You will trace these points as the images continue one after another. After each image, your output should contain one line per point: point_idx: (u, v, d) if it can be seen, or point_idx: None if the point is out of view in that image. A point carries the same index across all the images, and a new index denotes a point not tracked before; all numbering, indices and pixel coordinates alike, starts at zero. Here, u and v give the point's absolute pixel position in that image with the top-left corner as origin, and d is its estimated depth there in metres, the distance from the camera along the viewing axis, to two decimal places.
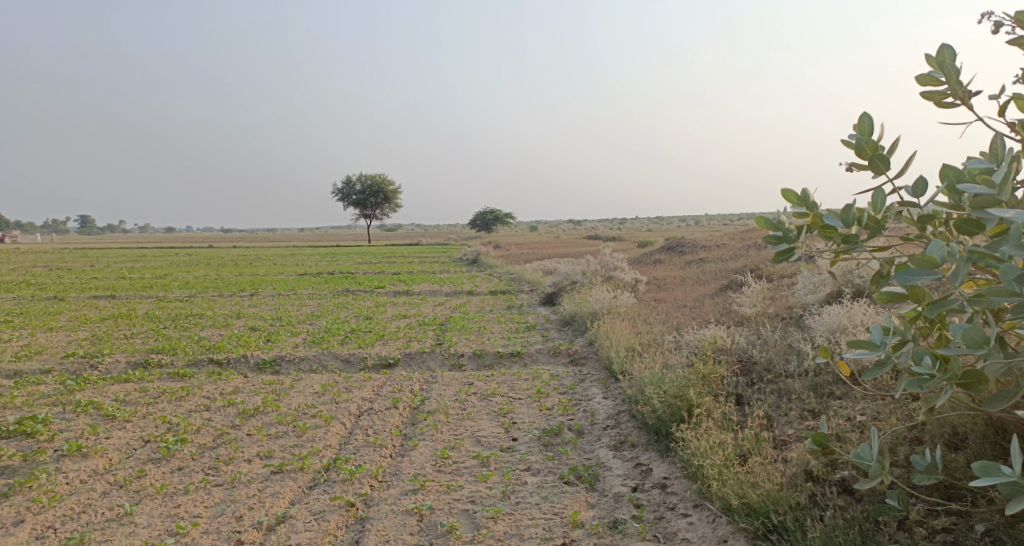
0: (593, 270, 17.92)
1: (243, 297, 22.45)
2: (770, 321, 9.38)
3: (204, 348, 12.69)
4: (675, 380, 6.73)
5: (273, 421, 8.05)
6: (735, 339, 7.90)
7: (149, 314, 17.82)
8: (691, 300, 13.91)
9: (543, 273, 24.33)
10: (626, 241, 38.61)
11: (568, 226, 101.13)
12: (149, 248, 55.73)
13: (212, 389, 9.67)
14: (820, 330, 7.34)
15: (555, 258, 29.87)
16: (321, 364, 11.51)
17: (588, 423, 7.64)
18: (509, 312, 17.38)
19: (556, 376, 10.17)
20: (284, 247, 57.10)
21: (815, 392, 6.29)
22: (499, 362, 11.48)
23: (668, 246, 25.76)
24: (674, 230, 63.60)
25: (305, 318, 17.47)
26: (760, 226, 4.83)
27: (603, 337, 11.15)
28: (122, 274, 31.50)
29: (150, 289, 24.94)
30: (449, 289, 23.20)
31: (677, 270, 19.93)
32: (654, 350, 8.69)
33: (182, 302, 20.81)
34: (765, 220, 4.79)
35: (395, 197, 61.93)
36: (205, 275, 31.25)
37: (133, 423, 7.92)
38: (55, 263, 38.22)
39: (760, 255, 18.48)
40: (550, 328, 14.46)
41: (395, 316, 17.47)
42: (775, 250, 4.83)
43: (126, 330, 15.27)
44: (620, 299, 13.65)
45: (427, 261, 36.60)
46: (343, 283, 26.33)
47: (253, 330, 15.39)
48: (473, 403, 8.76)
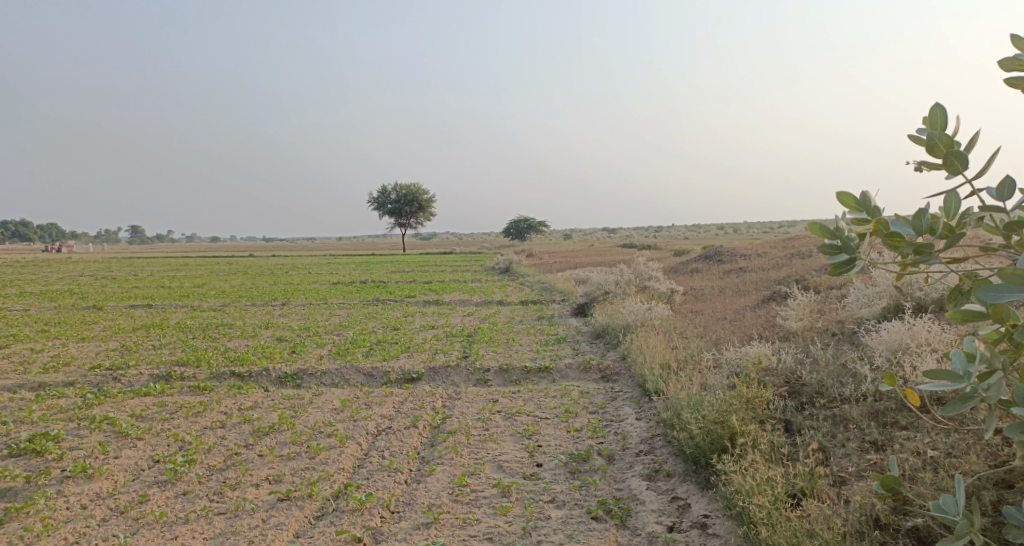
0: (628, 280, 17.27)
1: (273, 306, 22.30)
2: (818, 337, 8.71)
3: (227, 359, 12.41)
4: (716, 404, 6.12)
5: (286, 441, 7.65)
6: (781, 358, 7.27)
7: (179, 324, 17.67)
8: (731, 312, 13.20)
9: (576, 282, 23.70)
10: (662, 250, 37.73)
11: (602, 235, 100.08)
12: (190, 257, 56.54)
13: (229, 404, 9.33)
14: (878, 349, 6.68)
15: (588, 267, 29.18)
16: (343, 378, 11.09)
17: (619, 448, 7.07)
18: (539, 323, 16.82)
19: (586, 393, 9.60)
20: (320, 255, 57.36)
21: (874, 421, 5.67)
22: (527, 378, 10.94)
23: (706, 255, 24.91)
24: (711, 237, 62.39)
25: (333, 329, 17.14)
26: (815, 233, 4.26)
27: (636, 351, 10.55)
28: (158, 282, 31.76)
29: (184, 297, 24.93)
30: (480, 299, 22.73)
31: (715, 280, 19.14)
32: (691, 368, 8.09)
33: (213, 311, 20.71)
34: (822, 226, 4.22)
35: (430, 206, 61.83)
36: (240, 283, 31.25)
37: (144, 441, 7.60)
38: (98, 271, 38.96)
39: (804, 265, 17.63)
40: (581, 341, 13.87)
41: (424, 327, 17.05)
42: (832, 262, 4.25)
43: (154, 341, 15.11)
44: (655, 311, 13.02)
45: (460, 270, 36.21)
46: (374, 293, 26.03)
47: (279, 341, 15.09)
48: (497, 423, 8.25)
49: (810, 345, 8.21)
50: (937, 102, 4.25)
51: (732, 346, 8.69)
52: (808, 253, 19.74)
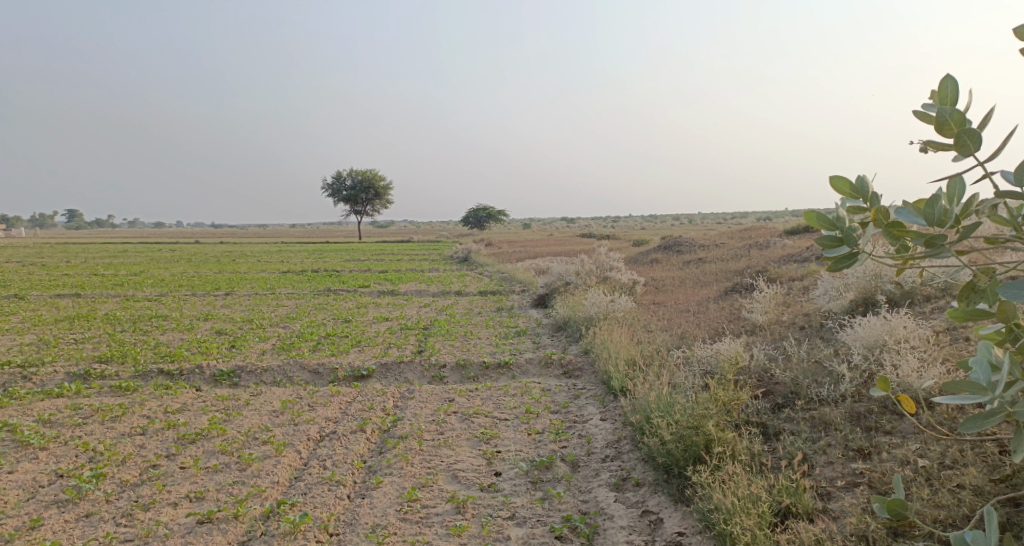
0: (588, 270, 16.80)
1: (217, 296, 21.29)
2: (789, 331, 8.27)
3: (159, 355, 11.54)
4: (687, 407, 5.59)
5: (215, 451, 6.99)
6: (753, 355, 6.78)
7: (109, 315, 16.61)
8: (695, 304, 12.78)
9: (535, 272, 23.21)
10: (621, 239, 37.57)
11: (561, 224, 100.01)
12: (136, 243, 54.44)
13: (154, 407, 8.57)
14: (853, 345, 6.23)
15: (547, 257, 28.65)
16: (286, 376, 10.33)
17: (584, 453, 6.50)
18: (497, 314, 16.26)
19: (547, 391, 9.04)
20: (272, 243, 55.80)
21: (855, 424, 5.20)
22: (485, 374, 10.33)
23: (666, 245, 24.61)
24: (671, 227, 62.65)
25: (279, 321, 16.28)
26: (812, 223, 3.73)
27: (599, 346, 10.04)
28: (96, 270, 30.23)
29: (121, 287, 23.67)
30: (436, 289, 22.03)
31: (675, 270, 18.85)
32: (659, 366, 7.56)
33: (151, 302, 19.66)
34: (819, 215, 3.69)
35: (387, 193, 60.66)
36: (184, 272, 29.90)
37: (49, 452, 7.02)
38: (32, 258, 37.11)
39: (766, 255, 17.36)
40: (541, 334, 13.35)
41: (376, 318, 16.31)
42: (832, 256, 3.73)
43: (80, 334, 14.11)
44: (617, 303, 12.53)
45: (416, 260, 35.41)
46: (326, 282, 25.14)
47: (219, 335, 14.21)
48: (452, 426, 7.62)
49: (783, 340, 7.75)
50: (946, 75, 3.74)
51: (700, 342, 8.19)
52: (768, 243, 19.52)
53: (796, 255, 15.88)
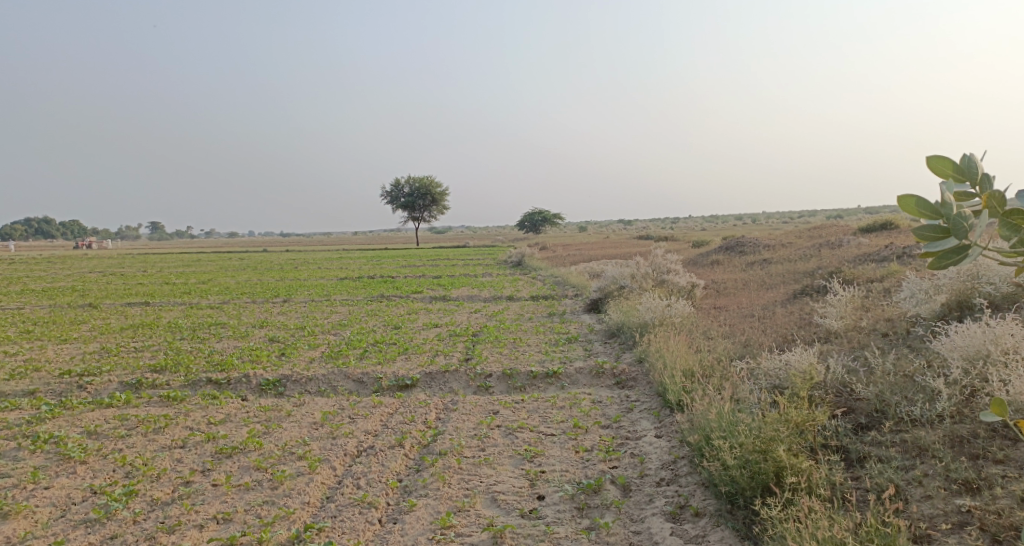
0: (644, 272, 16.11)
1: (274, 303, 21.40)
2: (868, 339, 7.53)
3: (210, 364, 11.43)
4: (752, 427, 4.98)
5: (249, 467, 6.69)
6: (828, 367, 6.12)
7: (170, 323, 16.80)
8: (759, 309, 11.97)
9: (591, 276, 22.61)
10: (680, 241, 36.56)
11: (618, 227, 98.72)
12: (203, 252, 55.94)
13: (197, 418, 8.36)
14: (949, 356, 5.54)
15: (604, 260, 27.97)
16: (330, 385, 10.05)
17: (636, 476, 5.94)
18: (550, 320, 15.74)
19: (598, 403, 8.48)
20: (333, 250, 56.62)
21: (958, 451, 4.55)
22: (533, 384, 9.81)
23: (727, 246, 23.60)
24: (731, 228, 60.95)
25: (331, 327, 16.14)
26: (911, 212, 3.20)
27: (655, 355, 9.42)
28: (165, 279, 30.97)
29: (186, 295, 24.14)
30: (488, 295, 21.64)
31: (737, 272, 17.96)
32: (721, 380, 6.93)
33: (210, 310, 19.85)
34: (919, 202, 3.17)
35: (444, 199, 60.89)
36: (247, 280, 30.40)
37: (87, 466, 6.81)
38: (109, 268, 38.57)
39: (836, 255, 16.32)
40: (594, 340, 12.77)
41: (426, 325, 15.98)
42: (936, 250, 3.19)
43: (139, 342, 14.24)
44: (675, 308, 11.86)
45: (471, 264, 35.16)
46: (381, 288, 25.09)
47: (272, 342, 14.14)
48: (495, 442, 7.15)
49: (862, 350, 7.04)
50: None
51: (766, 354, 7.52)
52: (839, 243, 18.40)
53: (870, 256, 14.82)
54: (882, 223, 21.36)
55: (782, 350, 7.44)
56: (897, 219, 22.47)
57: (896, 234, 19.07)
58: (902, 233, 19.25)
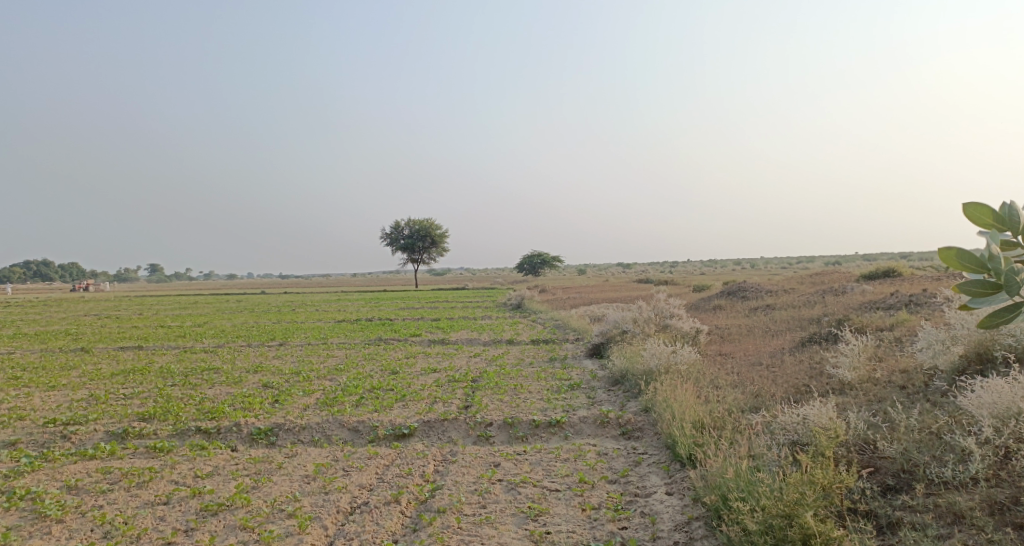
0: (646, 317, 15.81)
1: (270, 347, 21.01)
2: (885, 391, 7.23)
3: (200, 411, 11.05)
4: (774, 490, 4.77)
5: (236, 526, 6.30)
6: (848, 421, 5.81)
7: (162, 368, 16.41)
8: (767, 356, 11.65)
9: (592, 321, 22.27)
10: (681, 285, 36.29)
11: (618, 270, 98.67)
12: (201, 294, 55.59)
13: (184, 471, 7.99)
14: (978, 413, 5.25)
15: (604, 304, 27.65)
16: (324, 434, 9.67)
17: (648, 539, 5.65)
18: (551, 365, 15.38)
19: (603, 455, 8.13)
20: (332, 292, 56.31)
21: (998, 520, 4.46)
22: (535, 434, 9.44)
23: (729, 291, 23.33)
24: (731, 272, 60.84)
25: (327, 372, 15.75)
26: (960, 266, 3.60)
27: (661, 404, 9.09)
28: (161, 321, 30.58)
29: (181, 338, 23.74)
30: (487, 339, 21.27)
31: (741, 317, 17.66)
32: (735, 435, 6.60)
33: (205, 354, 19.47)
34: (964, 258, 3.55)
35: (443, 241, 60.82)
36: (244, 322, 30.02)
37: (64, 526, 6.45)
38: (106, 311, 38.18)
39: (842, 302, 16.06)
40: (596, 387, 12.41)
41: (424, 370, 15.61)
42: (989, 300, 3.59)
43: (129, 389, 13.85)
44: (680, 355, 11.54)
45: (471, 307, 34.80)
46: (379, 332, 24.72)
47: (266, 388, 13.75)
48: (496, 498, 6.78)
49: (881, 403, 6.73)
50: None
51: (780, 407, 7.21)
52: (843, 289, 18.15)
53: (876, 303, 14.56)
54: (885, 269, 21.14)
55: (798, 402, 7.13)
56: (899, 265, 22.27)
57: (901, 281, 18.84)
58: (906, 280, 19.03)
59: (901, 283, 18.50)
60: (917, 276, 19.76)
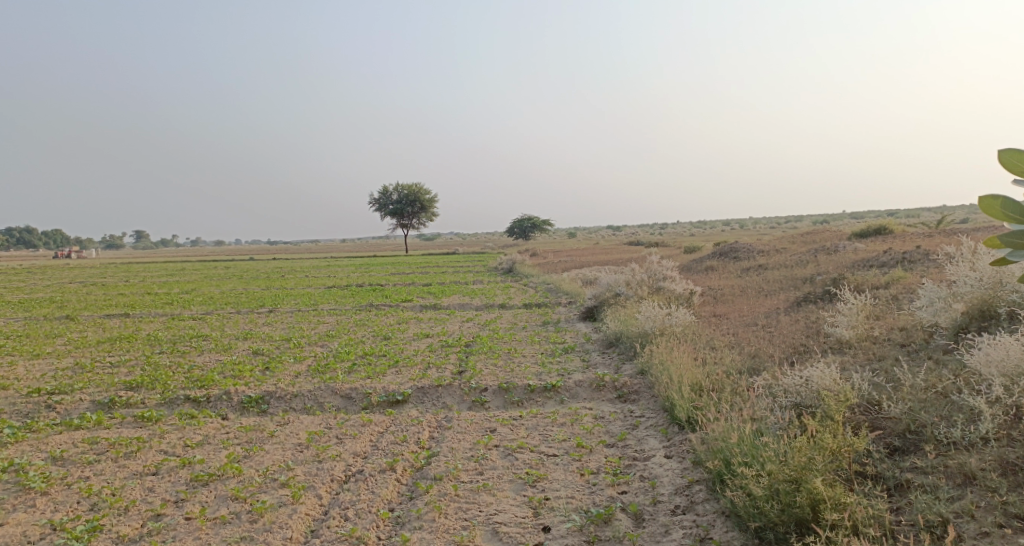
0: (639, 279, 15.66)
1: (261, 314, 20.82)
2: (886, 351, 7.18)
3: (189, 379, 10.86)
4: (781, 456, 4.82)
5: (227, 497, 6.17)
6: (853, 381, 5.76)
7: (151, 336, 16.19)
8: (763, 317, 11.55)
9: (584, 284, 22.15)
10: (672, 246, 36.19)
11: (608, 233, 98.64)
12: (191, 262, 55.20)
13: (172, 440, 7.82)
14: (986, 371, 5.15)
15: (597, 266, 27.54)
16: (316, 402, 9.52)
17: (649, 502, 5.59)
18: (544, 329, 15.27)
19: (600, 419, 8.03)
20: (322, 258, 56.02)
21: (1012, 479, 4.44)
22: (530, 399, 9.32)
23: (721, 251, 23.21)
24: (721, 233, 60.89)
25: (318, 339, 15.59)
26: (1001, 216, 3.57)
27: (658, 366, 8.98)
28: (150, 289, 30.25)
29: (170, 305, 23.49)
30: (479, 303, 21.15)
31: (735, 278, 17.56)
32: (737, 399, 6.54)
33: (194, 321, 19.26)
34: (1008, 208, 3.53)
35: (434, 206, 60.38)
36: (234, 289, 29.75)
37: (49, 498, 6.29)
38: (96, 279, 37.88)
39: (835, 260, 15.96)
40: (591, 350, 12.31)
41: (416, 335, 15.47)
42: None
43: (117, 357, 13.65)
44: (676, 316, 11.41)
45: (462, 271, 34.68)
46: (370, 297, 24.54)
47: (256, 355, 13.58)
48: (493, 464, 6.68)
49: (883, 363, 6.66)
50: None
51: (781, 370, 7.13)
52: (836, 247, 18.06)
53: (871, 261, 14.45)
54: (879, 227, 21.03)
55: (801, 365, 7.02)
56: (891, 222, 22.17)
57: (893, 238, 18.76)
58: (898, 237, 18.93)
59: (895, 240, 18.40)
60: (909, 233, 19.67)
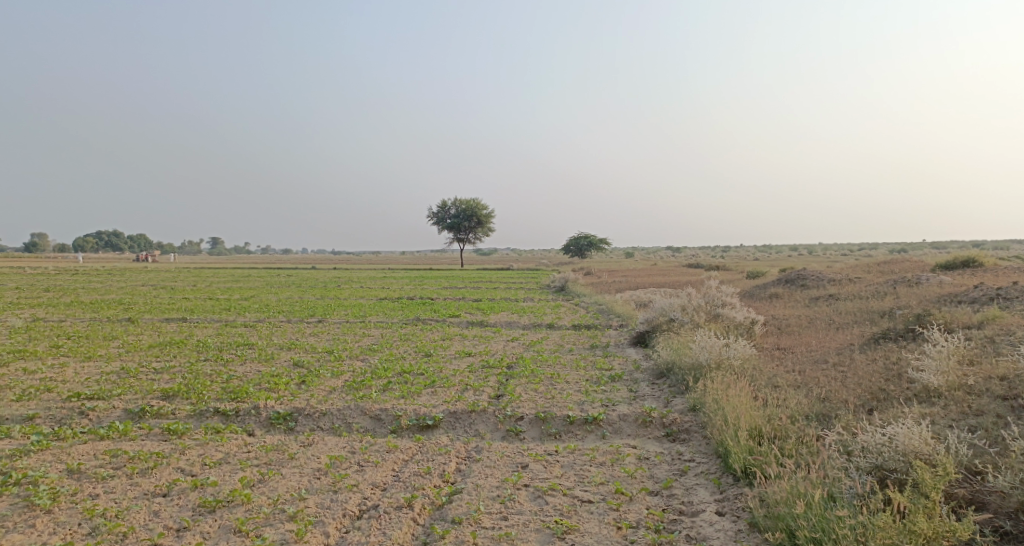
0: (696, 306, 14.78)
1: (308, 323, 20.60)
2: (980, 418, 6.69)
3: (223, 390, 10.52)
4: (858, 538, 4.68)
5: (230, 529, 5.74)
6: (947, 444, 5.61)
7: (197, 342, 16.05)
8: (832, 353, 10.61)
9: (638, 306, 21.24)
10: (735, 270, 34.76)
11: (667, 254, 96.73)
12: (253, 267, 56.26)
13: (191, 457, 7.30)
14: None
15: (654, 289, 26.54)
16: (345, 422, 9.02)
17: None
18: (593, 353, 14.51)
19: (644, 459, 7.35)
20: (377, 269, 56.30)
21: None
22: (569, 431, 8.66)
23: (786, 278, 21.94)
24: (785, 258, 58.73)
25: (359, 353, 15.18)
26: None
27: (712, 404, 8.22)
28: (208, 293, 30.58)
29: (223, 311, 23.53)
30: (528, 322, 20.47)
31: (801, 308, 16.46)
32: (808, 458, 6.03)
33: (243, 328, 19.16)
34: None
35: (491, 221, 60.06)
36: (287, 297, 29.76)
37: (51, 518, 5.95)
38: (161, 281, 38.70)
39: (915, 294, 14.74)
40: (640, 380, 11.54)
41: (459, 353, 14.90)
42: None
43: (159, 363, 13.47)
44: (734, 349, 10.56)
45: (515, 288, 34.07)
46: (419, 311, 24.10)
47: (295, 367, 13.24)
48: (520, 508, 6.10)
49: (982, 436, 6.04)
50: None
51: (860, 428, 6.55)
52: (915, 280, 16.75)
53: (956, 296, 13.27)
54: (962, 259, 19.53)
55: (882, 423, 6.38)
56: (977, 254, 20.57)
57: (981, 273, 17.26)
58: (988, 271, 17.45)
59: (982, 273, 16.96)
60: (999, 268, 18.14)
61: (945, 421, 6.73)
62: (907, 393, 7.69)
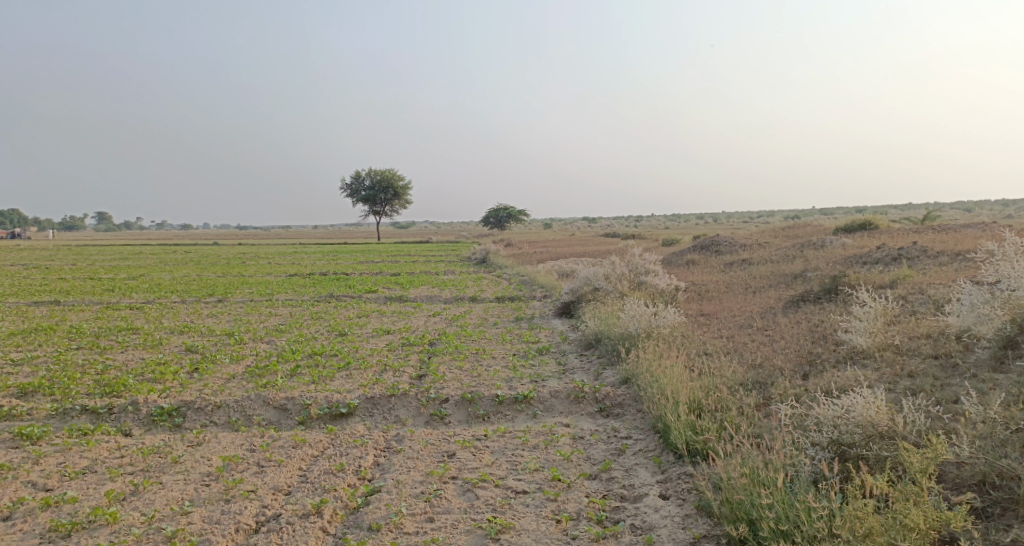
0: (619, 274, 14.33)
1: (206, 303, 19.07)
2: (915, 380, 6.39)
3: (97, 382, 9.24)
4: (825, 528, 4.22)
5: None
6: (903, 412, 5.23)
7: (73, 328, 14.40)
8: (757, 317, 10.36)
9: (558, 276, 20.78)
10: (648, 238, 34.98)
11: (583, 224, 97.61)
12: (149, 245, 52.55)
13: (47, 468, 6.18)
14: None
15: (572, 258, 26.22)
16: (243, 414, 8.01)
17: None
18: (515, 326, 13.89)
19: (578, 439, 6.73)
20: (288, 244, 53.81)
21: None
22: (498, 412, 7.97)
23: (700, 244, 22.00)
24: (696, 225, 60.07)
25: (263, 334, 13.99)
26: None
27: (646, 375, 7.69)
28: (94, 273, 28.10)
29: (109, 292, 21.52)
30: (448, 295, 19.67)
31: (718, 273, 16.35)
32: (757, 435, 5.55)
33: (130, 311, 17.48)
34: None
35: (406, 193, 58.52)
36: (185, 275, 27.70)
37: None
38: (42, 260, 35.30)
39: (825, 256, 14.81)
40: (567, 352, 10.99)
41: (374, 331, 13.97)
42: None
43: (25, 354, 11.90)
44: (662, 317, 10.12)
45: (431, 261, 33.12)
46: (331, 287, 22.87)
47: (187, 353, 11.99)
48: (447, 506, 5.39)
49: (924, 400, 5.74)
50: None
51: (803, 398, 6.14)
52: (822, 242, 16.96)
53: (864, 256, 13.37)
54: (862, 221, 20.02)
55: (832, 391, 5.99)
56: (877, 216, 21.15)
57: (881, 233, 17.68)
58: (888, 232, 17.89)
59: (884, 235, 17.36)
60: (895, 229, 18.68)
61: (883, 384, 6.43)
62: (839, 355, 7.38)
